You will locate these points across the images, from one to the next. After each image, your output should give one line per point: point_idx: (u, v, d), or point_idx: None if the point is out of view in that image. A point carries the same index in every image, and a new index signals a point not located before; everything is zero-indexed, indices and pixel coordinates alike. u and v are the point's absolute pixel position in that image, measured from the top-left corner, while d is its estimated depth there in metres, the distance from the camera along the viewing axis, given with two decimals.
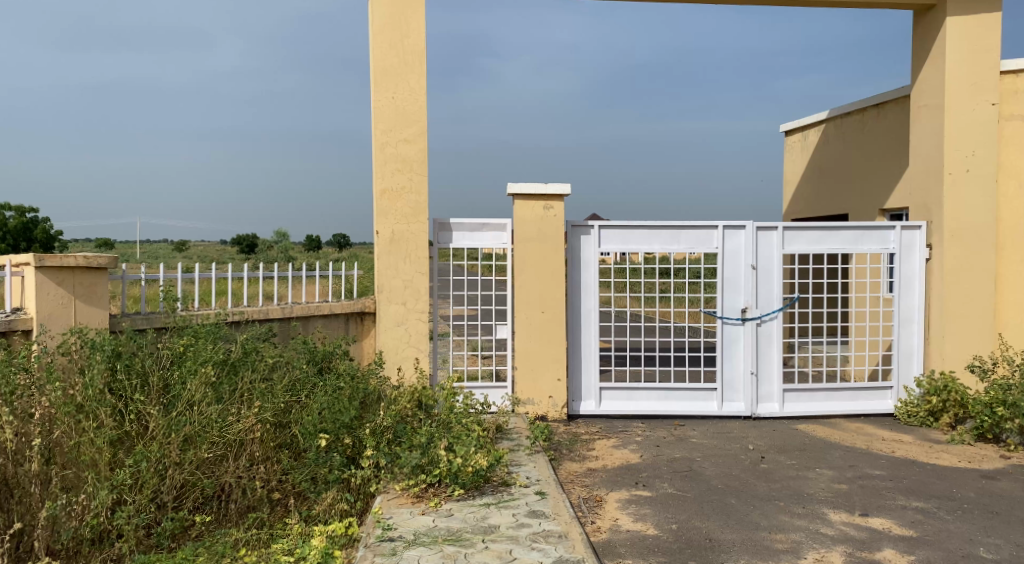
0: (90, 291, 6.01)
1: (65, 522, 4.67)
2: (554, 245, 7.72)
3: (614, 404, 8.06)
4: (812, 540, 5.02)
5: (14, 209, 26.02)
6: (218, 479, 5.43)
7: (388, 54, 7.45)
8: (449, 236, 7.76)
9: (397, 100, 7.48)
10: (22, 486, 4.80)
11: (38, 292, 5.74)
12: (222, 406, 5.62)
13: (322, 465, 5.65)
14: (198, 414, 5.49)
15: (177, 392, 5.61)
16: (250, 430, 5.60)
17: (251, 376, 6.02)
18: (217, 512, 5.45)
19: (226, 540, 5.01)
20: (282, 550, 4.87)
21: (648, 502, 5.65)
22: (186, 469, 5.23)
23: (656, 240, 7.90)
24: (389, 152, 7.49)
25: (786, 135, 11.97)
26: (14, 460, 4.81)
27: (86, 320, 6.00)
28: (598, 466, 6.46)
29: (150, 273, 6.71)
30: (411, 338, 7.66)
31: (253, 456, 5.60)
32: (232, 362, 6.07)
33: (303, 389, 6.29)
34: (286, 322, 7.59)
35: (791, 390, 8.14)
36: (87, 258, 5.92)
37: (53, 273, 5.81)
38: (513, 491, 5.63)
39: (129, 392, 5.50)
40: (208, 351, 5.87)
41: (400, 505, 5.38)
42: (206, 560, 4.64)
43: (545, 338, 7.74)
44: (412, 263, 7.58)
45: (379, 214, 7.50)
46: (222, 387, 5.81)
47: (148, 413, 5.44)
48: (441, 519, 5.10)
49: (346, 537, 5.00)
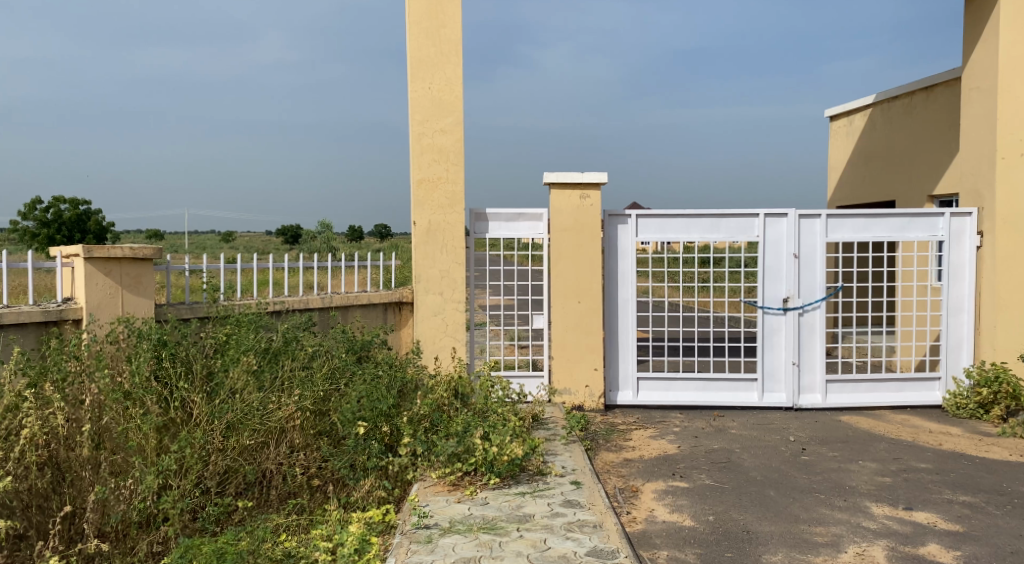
0: (137, 282, 6.17)
1: (114, 505, 4.87)
2: (591, 234, 7.68)
3: (652, 395, 8.00)
4: (853, 533, 4.92)
5: (69, 202, 26.90)
6: (260, 465, 5.58)
7: (424, 44, 7.47)
8: (486, 226, 7.77)
9: (433, 90, 7.50)
10: (73, 471, 4.98)
11: (88, 283, 5.90)
12: (264, 395, 5.75)
13: (360, 452, 5.74)
14: (240, 402, 5.61)
15: (220, 380, 5.74)
16: (290, 418, 5.74)
17: (291, 365, 6.15)
18: (259, 497, 5.60)
19: (267, 525, 5.14)
20: (321, 536, 4.97)
21: (685, 493, 5.61)
22: (228, 455, 5.40)
23: (696, 230, 7.79)
24: (426, 142, 7.52)
25: (831, 120, 11.67)
26: (66, 445, 4.99)
27: (134, 309, 6.18)
28: (635, 457, 6.43)
29: (195, 264, 6.85)
30: (448, 328, 7.70)
31: (294, 443, 5.76)
32: (273, 351, 6.21)
33: (343, 376, 6.34)
34: (326, 312, 7.71)
35: (834, 381, 7.98)
36: (134, 249, 6.07)
37: (101, 264, 5.97)
38: (549, 480, 5.64)
39: (174, 380, 5.63)
40: (250, 340, 6.03)
41: (437, 493, 5.46)
42: (248, 544, 4.75)
43: (581, 329, 7.72)
44: (449, 253, 7.61)
45: (415, 204, 7.55)
46: (264, 375, 5.94)
47: (192, 401, 5.57)
48: (477, 507, 5.14)
49: (384, 524, 5.10)
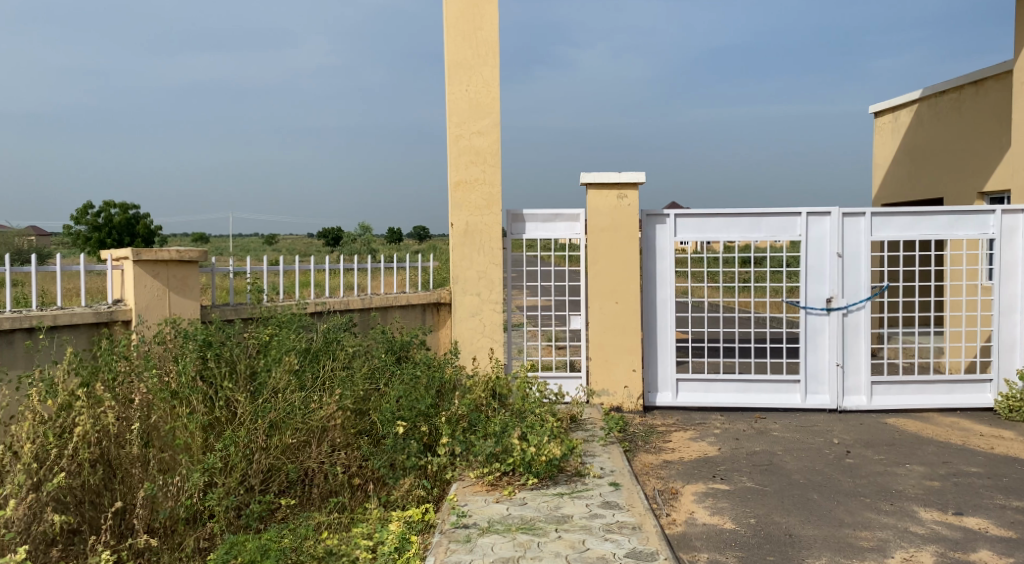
0: (183, 284, 6.32)
1: (162, 502, 4.99)
2: (629, 234, 7.64)
3: (692, 396, 7.92)
4: (899, 538, 4.82)
5: (119, 206, 27.69)
6: (302, 464, 5.66)
7: (462, 47, 7.52)
8: (523, 227, 7.79)
9: (470, 93, 7.54)
10: (124, 468, 5.11)
11: (136, 285, 6.06)
12: (305, 394, 5.86)
13: (400, 452, 5.79)
14: (283, 401, 5.74)
15: (263, 379, 5.86)
16: (331, 417, 5.82)
17: (331, 364, 6.24)
18: (302, 495, 5.69)
19: (310, 523, 5.22)
20: (362, 534, 5.04)
21: (725, 495, 5.54)
22: (271, 453, 5.51)
23: (736, 229, 7.69)
24: (463, 144, 7.57)
25: (875, 116, 11.43)
26: (116, 443, 5.13)
27: (180, 311, 6.33)
28: (675, 458, 6.37)
29: (239, 266, 7.00)
30: (486, 328, 7.73)
31: (335, 442, 5.83)
32: (314, 351, 6.32)
33: (382, 377, 6.41)
34: (365, 313, 7.81)
35: (880, 382, 7.81)
36: (180, 252, 6.23)
37: (149, 266, 6.13)
38: (587, 481, 5.62)
39: (219, 379, 5.76)
40: (292, 340, 6.14)
41: (475, 492, 5.49)
42: (291, 542, 4.83)
43: (619, 330, 7.68)
44: (486, 254, 7.65)
45: (452, 206, 7.60)
46: (305, 374, 6.06)
47: (236, 400, 5.68)
48: (515, 508, 5.15)
49: (423, 523, 5.16)
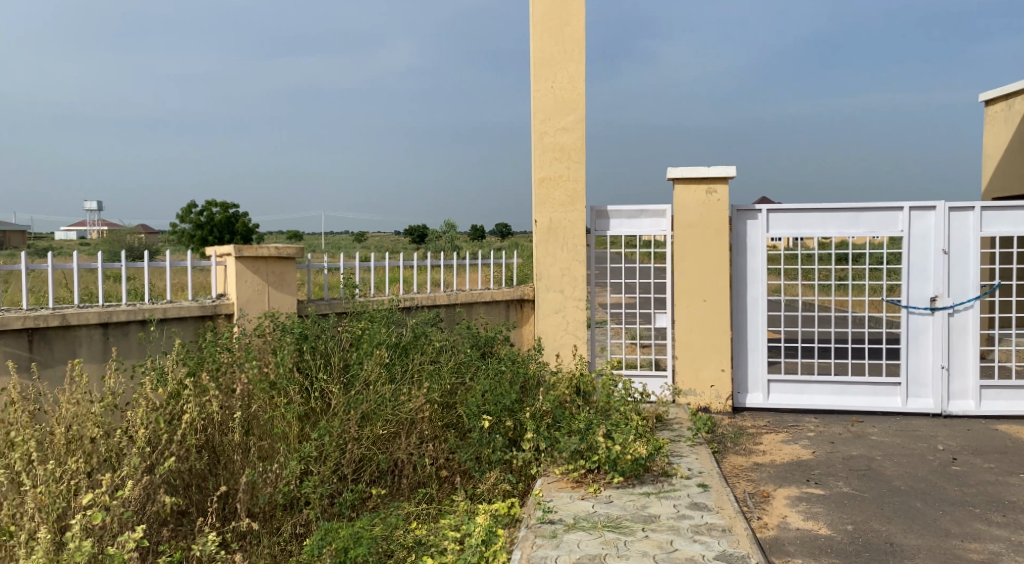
0: (281, 279, 6.58)
1: (262, 488, 5.20)
2: (717, 231, 7.46)
3: (784, 398, 7.68)
4: (1012, 552, 4.54)
5: (220, 206, 29.11)
6: (392, 455, 5.80)
7: (548, 43, 7.53)
8: (607, 223, 7.73)
9: (556, 89, 7.54)
10: (227, 454, 5.38)
11: (239, 280, 6.36)
12: (395, 386, 6.02)
13: (485, 446, 5.85)
14: (374, 393, 5.91)
15: (355, 371, 6.06)
16: (420, 409, 5.94)
17: (420, 358, 6.38)
18: (392, 485, 5.82)
19: (399, 512, 5.34)
20: (449, 525, 5.14)
21: (820, 500, 5.36)
22: (363, 444, 5.67)
23: (832, 225, 7.40)
24: (548, 141, 7.57)
25: (985, 105, 10.78)
26: (220, 430, 5.40)
27: (279, 305, 6.59)
28: (766, 461, 6.20)
29: (332, 262, 7.23)
30: (569, 325, 7.73)
31: (423, 434, 5.95)
32: (403, 346, 6.47)
33: (468, 371, 6.49)
34: (451, 308, 7.93)
35: (990, 386, 7.37)
36: (279, 249, 6.49)
37: (250, 262, 6.41)
38: (674, 481, 5.54)
39: (314, 370, 5.99)
40: (382, 333, 6.30)
41: (560, 489, 5.50)
42: (382, 530, 4.97)
43: (706, 328, 7.52)
44: (570, 251, 7.64)
45: (536, 203, 7.63)
46: (395, 367, 6.22)
47: (330, 391, 5.90)
48: (601, 506, 5.13)
49: (509, 517, 5.21)
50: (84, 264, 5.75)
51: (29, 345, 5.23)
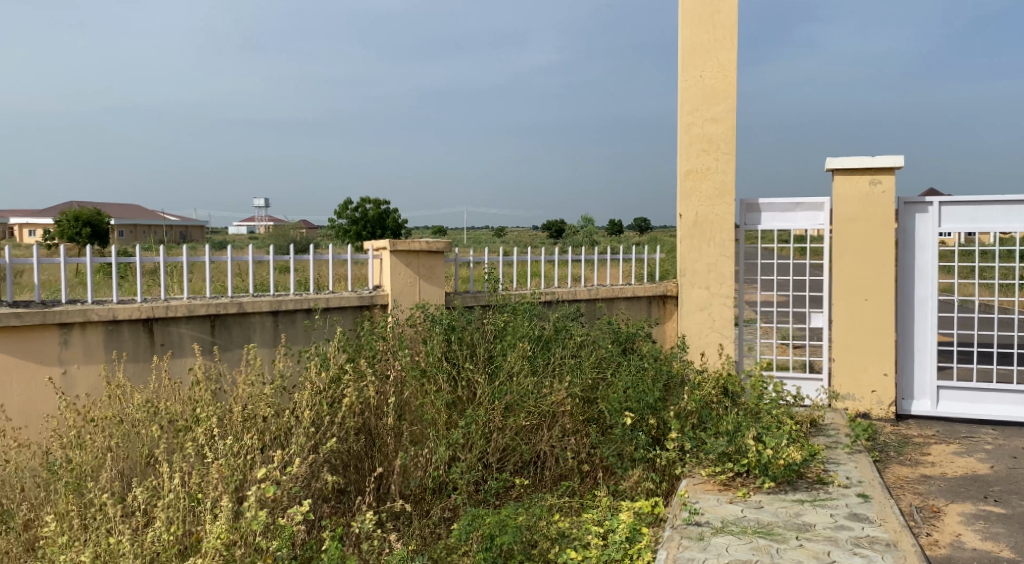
0: (431, 272, 6.83)
1: (413, 471, 5.48)
2: (882, 224, 6.99)
3: (955, 407, 7.08)
4: None
5: (372, 202, 30.63)
6: (535, 446, 5.88)
7: (697, 32, 7.32)
8: (758, 217, 7.41)
9: (705, 79, 7.32)
10: (381, 438, 5.63)
11: (393, 272, 6.66)
12: (538, 379, 6.07)
13: (629, 443, 5.79)
14: (518, 385, 5.98)
15: (499, 363, 6.16)
16: (561, 403, 5.98)
17: (562, 352, 6.40)
18: (535, 476, 5.91)
19: (542, 503, 5.40)
20: (592, 520, 5.14)
21: (1000, 520, 4.89)
22: (507, 434, 5.78)
23: (1017, 219, 6.71)
24: (696, 132, 7.38)
25: None
26: (375, 413, 5.72)
27: (429, 297, 6.85)
28: (935, 474, 5.74)
29: (478, 256, 7.42)
30: (715, 323, 7.50)
31: (565, 428, 5.99)
32: (545, 339, 6.52)
33: (609, 367, 6.43)
34: (592, 303, 7.90)
35: None
36: (429, 243, 6.74)
37: (403, 256, 6.70)
38: (831, 490, 5.25)
39: (461, 360, 6.16)
40: (526, 327, 6.41)
41: (707, 491, 5.34)
42: (526, 519, 5.04)
43: (867, 329, 7.06)
44: (718, 246, 7.40)
45: (682, 197, 7.44)
46: (537, 360, 6.28)
47: (476, 381, 6.03)
48: (751, 511, 4.95)
49: (653, 516, 5.15)
50: (258, 256, 6.22)
51: (211, 330, 5.66)
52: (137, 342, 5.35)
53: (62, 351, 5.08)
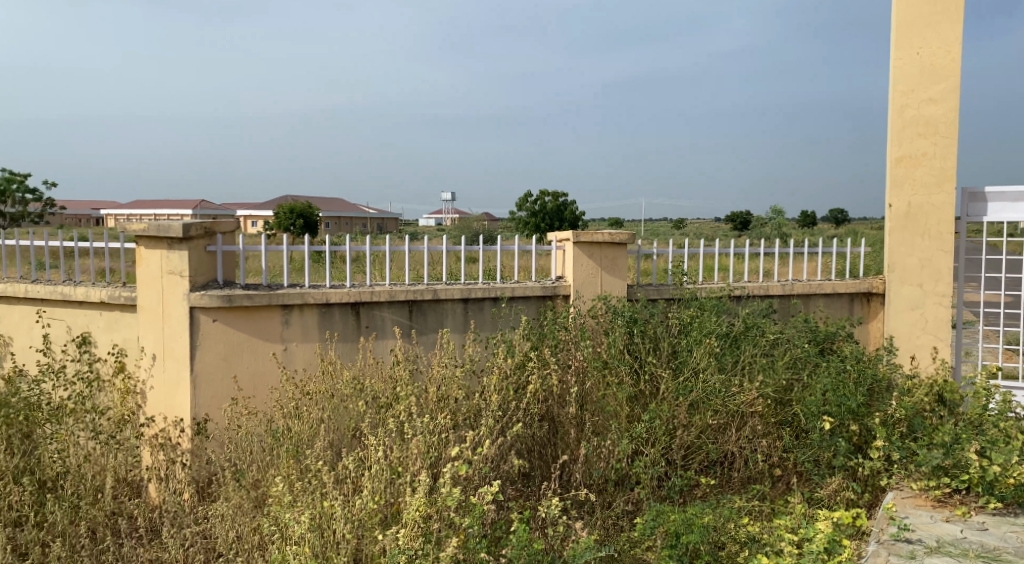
0: (614, 264, 6.78)
1: (596, 462, 5.47)
2: None
3: None
4: None
5: (552, 195, 31.07)
6: (722, 446, 5.68)
7: (916, 4, 6.65)
8: (983, 208, 6.59)
9: (923, 55, 6.67)
10: (565, 427, 5.70)
11: (575, 263, 6.69)
12: (726, 377, 5.81)
13: (826, 449, 5.45)
14: (703, 382, 5.75)
15: (684, 358, 5.94)
16: (751, 403, 5.72)
17: (752, 350, 6.08)
18: (722, 477, 5.71)
19: (730, 505, 5.20)
20: (785, 527, 4.88)
21: None
22: (693, 431, 5.62)
23: None
24: (910, 115, 6.73)
25: None
26: (559, 402, 5.79)
27: (611, 289, 6.81)
28: None
29: (662, 248, 7.25)
30: (928, 324, 6.85)
31: (755, 429, 5.74)
32: (735, 336, 6.22)
33: (804, 368, 6.05)
34: (785, 300, 7.40)
35: None
36: (612, 235, 6.68)
37: (586, 247, 6.71)
38: None
39: (643, 354, 5.99)
40: (712, 323, 6.11)
41: (918, 506, 4.88)
42: (713, 521, 4.87)
43: None
44: (933, 240, 6.73)
45: (893, 185, 6.82)
46: (725, 357, 6.00)
47: (659, 375, 5.86)
48: (972, 532, 4.49)
49: (854, 528, 4.76)
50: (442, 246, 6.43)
51: (409, 314, 6.01)
52: (346, 324, 5.80)
53: (284, 330, 5.62)
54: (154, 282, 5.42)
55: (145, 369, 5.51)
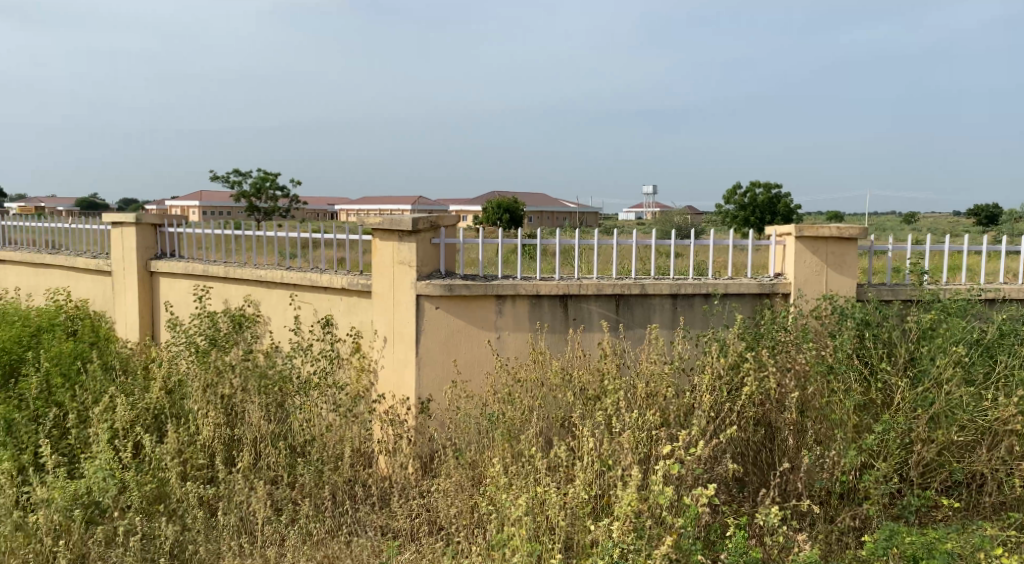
0: (841, 261, 6.13)
1: (818, 474, 5.04)
2: None
3: None
4: None
5: (763, 189, 29.57)
6: (970, 466, 5.08)
7: None
8: None
9: None
10: (783, 434, 5.30)
11: (797, 260, 6.12)
12: (976, 391, 5.10)
13: None
14: (949, 395, 5.06)
15: (925, 367, 5.22)
16: (1008, 422, 5.02)
17: (1010, 361, 5.30)
18: (968, 500, 5.16)
19: (981, 533, 4.60)
20: None
21: None
22: (935, 448, 5.03)
23: None
24: None
25: None
26: (777, 407, 5.39)
27: (837, 288, 6.16)
28: None
29: (898, 244, 6.52)
30: None
31: (1012, 450, 5.07)
32: (987, 344, 5.41)
33: None
34: None
35: None
36: (840, 229, 6.06)
37: (810, 243, 6.12)
38: None
39: (874, 360, 5.39)
40: (961, 330, 5.34)
41: None
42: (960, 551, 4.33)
43: None
44: None
45: None
46: (975, 369, 5.24)
47: (894, 384, 5.25)
48: None
49: None
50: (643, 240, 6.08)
51: (616, 307, 5.86)
52: (556, 315, 5.82)
53: (498, 319, 5.79)
54: (386, 272, 5.87)
55: (377, 351, 5.98)
